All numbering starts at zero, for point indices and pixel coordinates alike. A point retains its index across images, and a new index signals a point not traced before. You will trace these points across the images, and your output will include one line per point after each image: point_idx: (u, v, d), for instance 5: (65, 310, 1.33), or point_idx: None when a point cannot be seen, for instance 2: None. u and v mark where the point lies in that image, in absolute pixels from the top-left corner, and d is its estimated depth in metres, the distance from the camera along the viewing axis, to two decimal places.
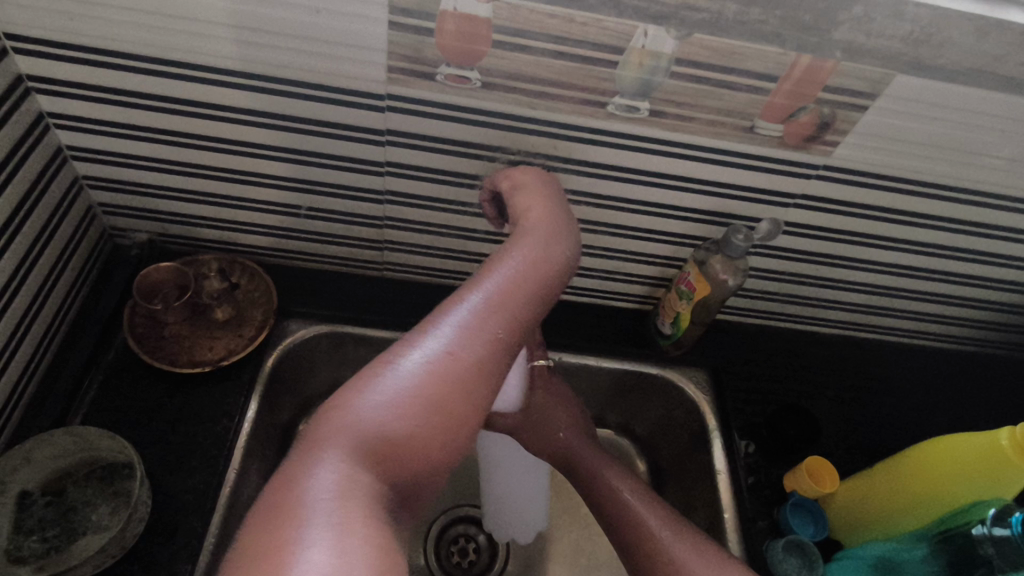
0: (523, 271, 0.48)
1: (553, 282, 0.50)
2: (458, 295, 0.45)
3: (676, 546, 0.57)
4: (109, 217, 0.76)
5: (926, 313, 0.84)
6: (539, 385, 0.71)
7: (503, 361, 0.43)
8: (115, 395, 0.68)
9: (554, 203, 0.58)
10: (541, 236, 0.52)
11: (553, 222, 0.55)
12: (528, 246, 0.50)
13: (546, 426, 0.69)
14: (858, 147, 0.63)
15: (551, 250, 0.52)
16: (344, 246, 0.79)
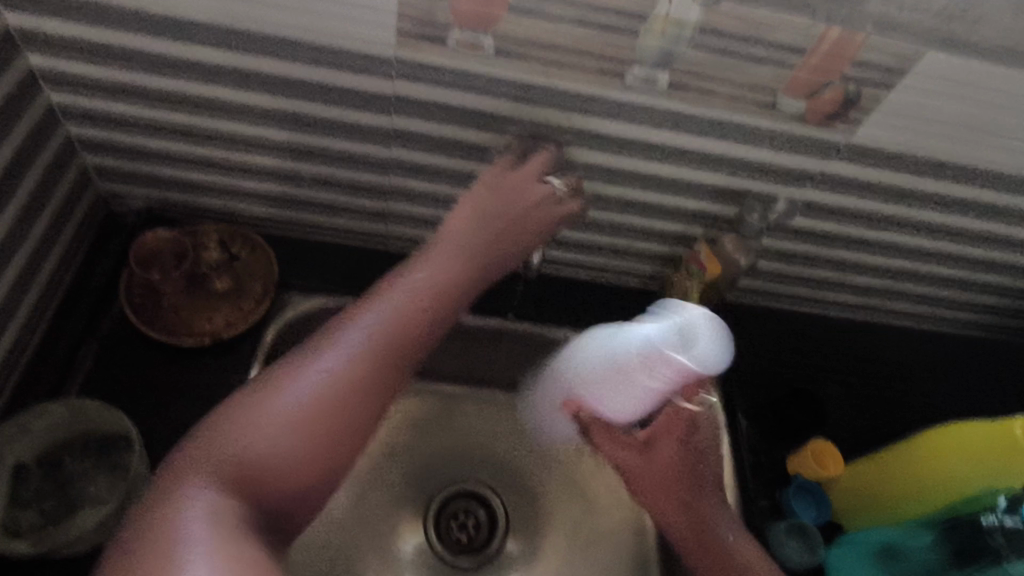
0: (409, 302, 0.52)
1: (446, 310, 0.54)
2: (343, 324, 0.50)
3: None
4: (104, 182, 0.73)
5: (936, 297, 0.83)
6: (671, 432, 0.61)
7: (382, 388, 0.49)
8: (112, 366, 0.67)
9: (506, 216, 0.60)
10: (437, 261, 0.56)
11: (473, 244, 0.58)
12: (419, 273, 0.55)
13: (672, 483, 0.60)
14: (884, 126, 0.61)
15: (448, 278, 0.55)
16: (348, 216, 0.77)
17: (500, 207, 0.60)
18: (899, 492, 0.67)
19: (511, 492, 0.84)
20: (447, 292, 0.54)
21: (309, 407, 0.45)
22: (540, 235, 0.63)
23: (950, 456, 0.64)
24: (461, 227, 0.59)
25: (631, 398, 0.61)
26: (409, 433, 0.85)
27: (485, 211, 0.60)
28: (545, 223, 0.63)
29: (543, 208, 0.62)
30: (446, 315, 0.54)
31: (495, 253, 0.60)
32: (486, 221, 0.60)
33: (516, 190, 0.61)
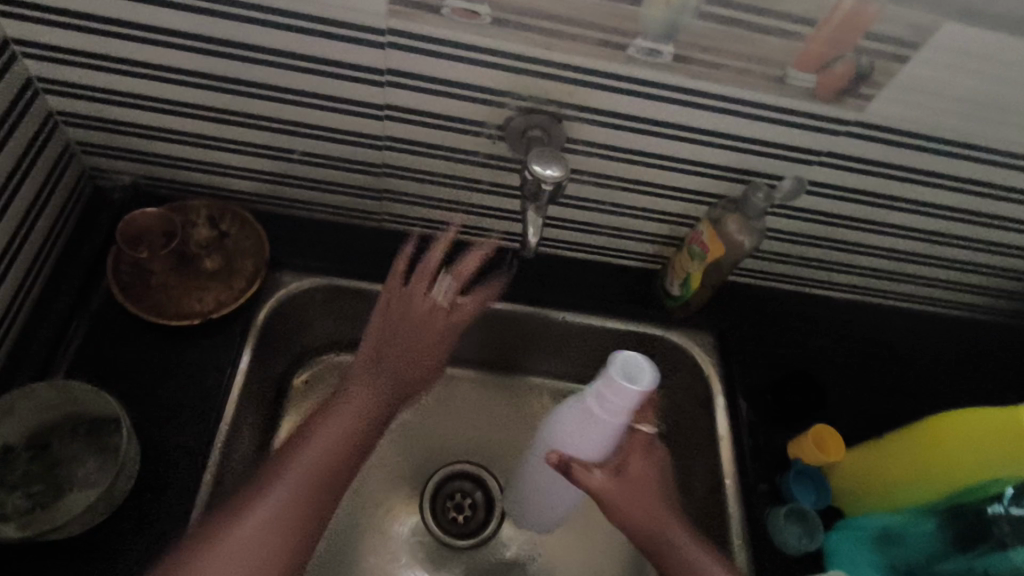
0: (346, 424, 0.60)
1: (375, 425, 0.62)
2: (282, 456, 0.57)
3: None
4: (89, 157, 0.71)
5: (942, 280, 0.81)
6: (636, 452, 0.63)
7: (321, 504, 0.56)
8: (100, 346, 0.65)
9: (416, 329, 0.66)
10: (366, 371, 0.64)
11: (396, 354, 0.65)
12: (348, 391, 0.62)
13: (643, 504, 0.62)
14: (896, 102, 0.59)
15: (377, 395, 0.63)
16: (340, 194, 0.75)
17: (410, 320, 0.66)
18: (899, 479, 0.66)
19: (507, 474, 0.83)
20: (375, 409, 0.62)
21: (262, 530, 0.53)
22: (443, 334, 0.68)
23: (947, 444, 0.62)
24: (383, 340, 0.65)
25: (590, 434, 0.61)
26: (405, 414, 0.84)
27: (404, 327, 0.66)
28: (437, 329, 0.67)
29: (438, 317, 0.67)
30: (374, 426, 0.62)
31: (422, 359, 0.67)
32: (404, 333, 0.66)
33: (414, 300, 0.66)
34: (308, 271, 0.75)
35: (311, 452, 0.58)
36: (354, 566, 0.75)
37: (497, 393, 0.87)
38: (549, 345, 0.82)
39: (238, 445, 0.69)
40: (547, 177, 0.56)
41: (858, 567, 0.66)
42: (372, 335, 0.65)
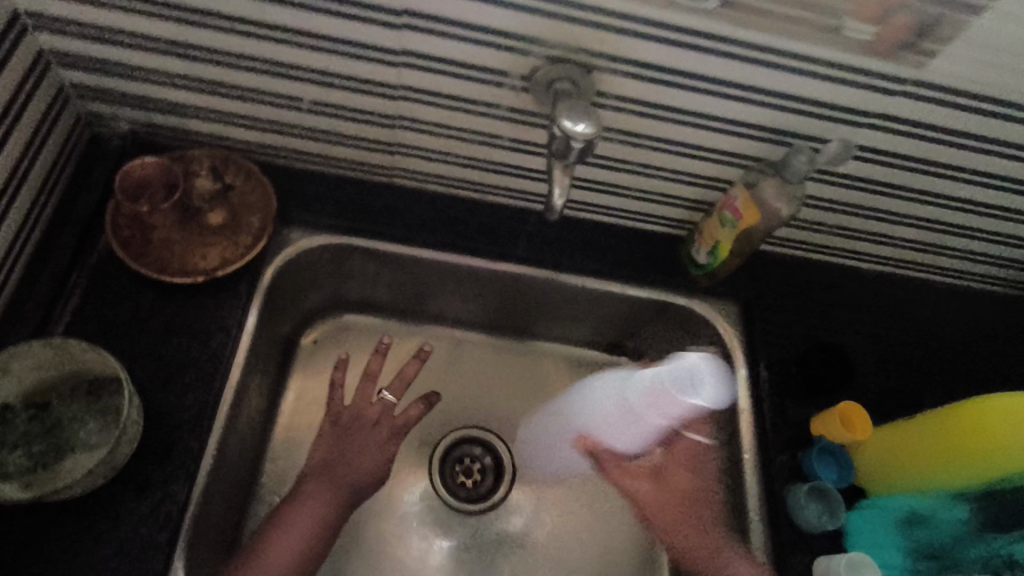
0: (292, 541, 0.62)
1: (318, 540, 0.63)
2: (259, 540, 0.62)
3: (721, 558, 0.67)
4: (85, 101, 0.67)
5: (980, 252, 0.77)
6: (681, 464, 0.74)
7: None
8: (100, 302, 0.63)
9: (359, 451, 0.69)
10: (332, 450, 0.69)
11: (341, 470, 0.67)
12: (316, 471, 0.67)
13: (671, 505, 0.74)
14: (959, 60, 0.53)
15: (323, 509, 0.64)
16: (351, 147, 0.70)
17: (353, 438, 0.70)
18: (922, 469, 0.64)
19: (518, 442, 0.82)
20: (322, 523, 0.64)
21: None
22: (384, 444, 0.71)
23: (969, 437, 0.60)
24: (331, 456, 0.68)
25: (638, 436, 0.76)
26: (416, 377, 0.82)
27: (350, 442, 0.69)
28: (377, 441, 0.70)
29: (377, 439, 0.70)
30: (316, 542, 0.63)
31: (362, 476, 0.68)
32: (347, 454, 0.69)
33: (361, 416, 0.71)
34: (317, 228, 0.71)
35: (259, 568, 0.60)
36: (363, 528, 0.74)
37: (511, 359, 0.84)
38: (566, 310, 0.79)
39: (245, 405, 0.67)
40: (578, 133, 0.51)
41: (879, 545, 0.65)
42: (319, 459, 0.68)
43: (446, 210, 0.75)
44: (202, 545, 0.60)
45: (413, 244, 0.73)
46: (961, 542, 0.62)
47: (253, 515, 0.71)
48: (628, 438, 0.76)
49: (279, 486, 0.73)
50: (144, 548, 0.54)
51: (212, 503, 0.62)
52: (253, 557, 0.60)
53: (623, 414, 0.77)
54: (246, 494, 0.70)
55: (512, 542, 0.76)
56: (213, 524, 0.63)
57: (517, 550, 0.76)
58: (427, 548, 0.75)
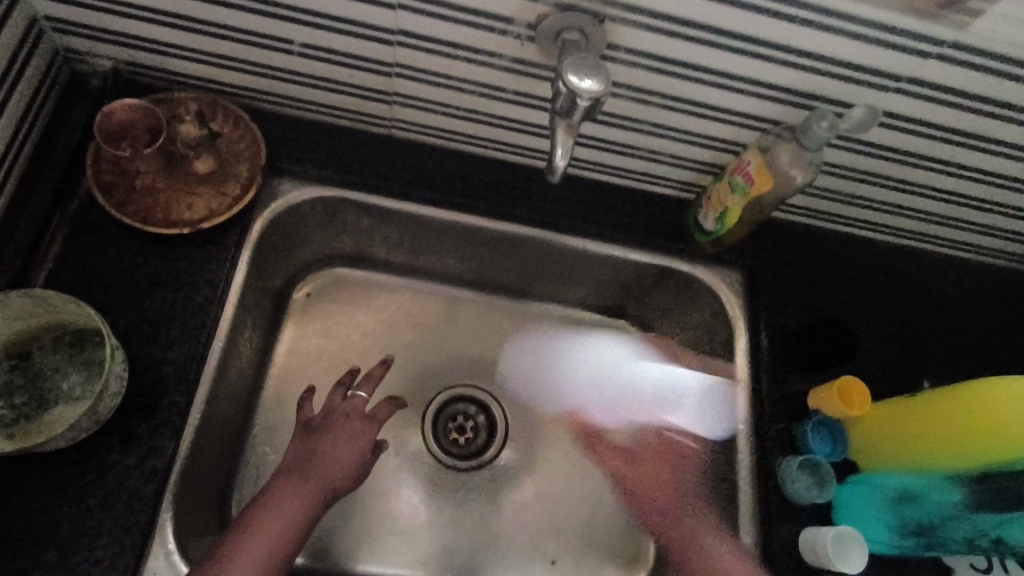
0: (270, 539, 0.57)
1: (294, 540, 0.58)
2: (248, 517, 0.57)
3: (697, 527, 0.68)
4: (61, 35, 0.62)
5: (996, 226, 0.74)
6: (655, 451, 0.76)
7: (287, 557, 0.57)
8: (81, 252, 0.60)
9: (336, 446, 0.65)
10: (319, 436, 0.65)
11: (324, 464, 0.63)
12: (306, 453, 0.64)
13: (659, 480, 0.74)
14: (1006, 19, 0.49)
15: (306, 501, 0.60)
16: (346, 95, 0.67)
17: (329, 431, 0.66)
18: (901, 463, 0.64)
19: (511, 404, 0.81)
20: (308, 508, 0.60)
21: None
22: (363, 435, 0.67)
23: (945, 424, 0.60)
24: (306, 454, 0.63)
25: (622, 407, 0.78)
26: (410, 334, 0.80)
27: (324, 437, 0.65)
28: (352, 432, 0.66)
29: (356, 435, 0.67)
30: (292, 540, 0.58)
31: (342, 474, 0.64)
32: (325, 451, 0.64)
33: (332, 413, 0.67)
34: (307, 178, 0.68)
35: (243, 553, 0.55)
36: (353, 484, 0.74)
37: (506, 319, 0.83)
38: (565, 272, 0.78)
39: (233, 360, 0.66)
40: (584, 90, 0.48)
41: (865, 521, 0.65)
42: (291, 460, 0.63)
43: (444, 164, 0.72)
44: (190, 498, 0.60)
45: (407, 198, 0.70)
46: (951, 522, 0.60)
47: (243, 467, 0.71)
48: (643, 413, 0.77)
49: (270, 439, 0.72)
50: (130, 501, 0.54)
51: (199, 457, 0.61)
52: (232, 550, 0.55)
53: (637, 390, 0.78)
54: (236, 446, 0.70)
55: (501, 500, 0.77)
56: (201, 477, 0.62)
57: (507, 509, 0.76)
58: (418, 504, 0.75)
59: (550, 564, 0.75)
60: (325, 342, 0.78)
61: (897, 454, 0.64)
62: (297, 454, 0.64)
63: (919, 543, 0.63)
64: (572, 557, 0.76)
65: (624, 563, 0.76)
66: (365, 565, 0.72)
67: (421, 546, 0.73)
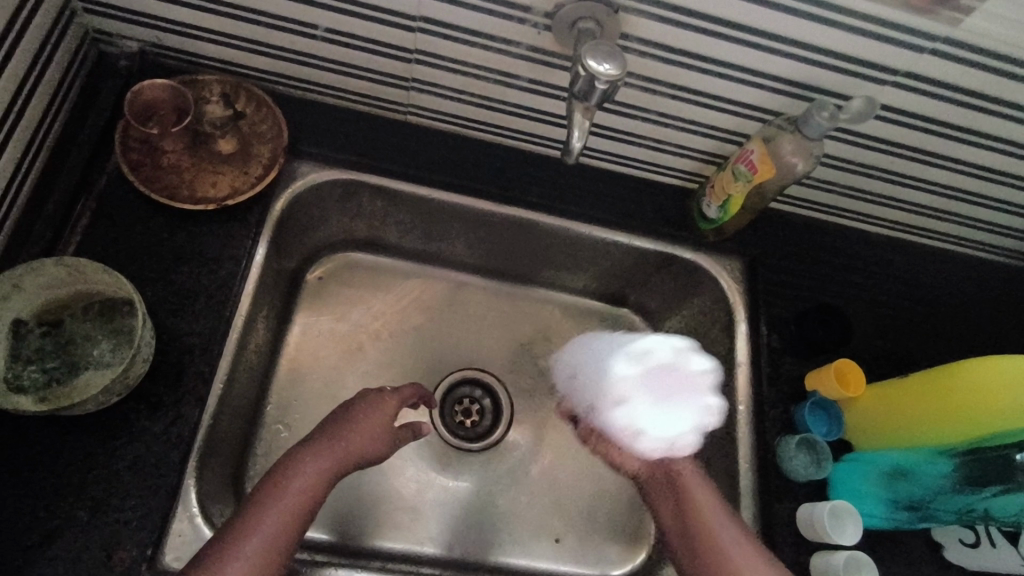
0: (292, 501, 0.56)
1: (314, 504, 0.58)
2: (273, 480, 0.57)
3: (714, 514, 0.60)
4: (92, 17, 0.64)
5: (982, 219, 0.78)
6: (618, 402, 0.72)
7: (304, 520, 0.57)
8: (109, 226, 0.62)
9: (362, 417, 0.64)
10: (351, 411, 0.65)
11: (349, 435, 0.62)
12: (334, 426, 0.63)
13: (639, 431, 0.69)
14: (997, 17, 0.52)
15: (327, 468, 0.60)
16: (367, 80, 0.69)
17: (363, 404, 0.65)
18: (898, 436, 0.66)
19: (516, 385, 0.83)
20: (327, 475, 0.60)
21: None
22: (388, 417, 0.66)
23: (943, 400, 0.63)
24: (336, 425, 0.63)
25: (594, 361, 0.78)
26: (419, 316, 0.83)
27: (346, 407, 0.65)
28: (382, 409, 0.66)
29: (381, 406, 0.66)
30: (310, 504, 0.57)
31: (362, 442, 0.63)
32: (351, 419, 0.64)
33: (370, 392, 0.67)
34: (326, 161, 0.71)
35: (263, 510, 0.55)
36: None
37: (512, 305, 0.85)
38: (572, 258, 0.80)
39: (252, 335, 0.68)
40: (602, 74, 0.50)
41: (860, 493, 0.67)
42: (317, 430, 0.63)
43: (458, 150, 0.74)
44: (210, 466, 0.62)
45: (421, 181, 0.72)
46: (941, 497, 0.63)
47: (257, 442, 0.72)
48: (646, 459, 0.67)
49: (284, 415, 0.74)
50: (157, 464, 0.56)
51: (220, 426, 0.63)
52: (255, 506, 0.55)
53: (628, 398, 0.68)
54: (251, 421, 0.72)
55: (506, 478, 0.79)
56: (221, 446, 0.64)
57: (512, 487, 0.79)
58: (426, 483, 0.77)
59: (554, 542, 0.77)
60: (337, 323, 0.80)
61: (895, 427, 0.66)
62: (327, 426, 0.63)
63: (911, 515, 0.66)
64: (575, 535, 0.78)
65: (625, 540, 0.78)
66: (375, 539, 0.73)
67: (428, 524, 0.75)
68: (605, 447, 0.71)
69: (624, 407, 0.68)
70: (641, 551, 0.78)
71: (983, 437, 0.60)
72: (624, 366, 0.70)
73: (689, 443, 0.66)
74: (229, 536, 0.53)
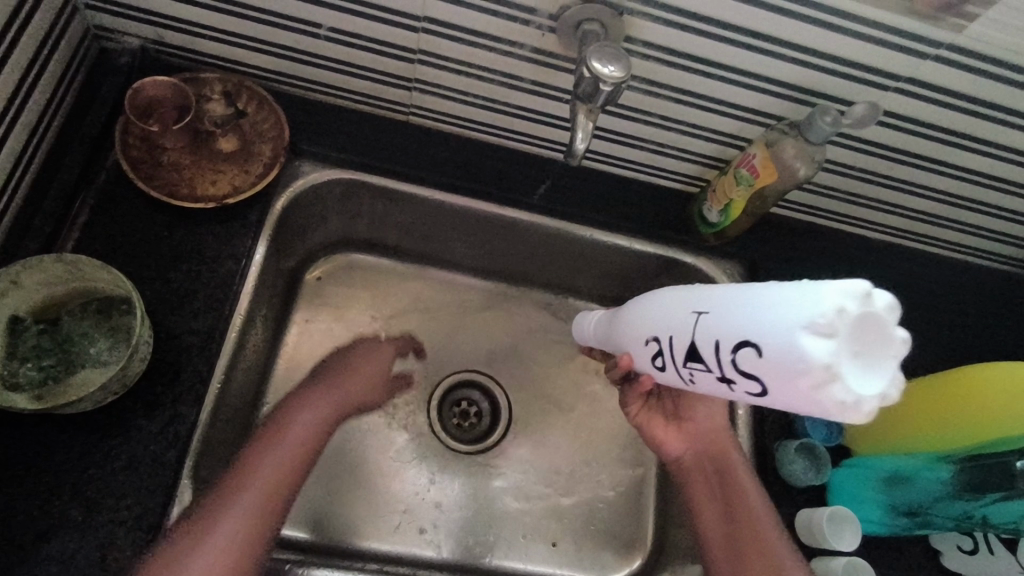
0: (307, 427, 0.62)
1: (326, 432, 0.64)
2: (288, 410, 0.63)
3: (765, 527, 0.61)
4: (94, 13, 0.64)
5: (982, 227, 0.78)
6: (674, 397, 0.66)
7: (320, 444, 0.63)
8: (108, 224, 0.62)
9: (364, 357, 0.71)
10: (354, 352, 0.71)
11: (354, 374, 0.69)
12: (340, 363, 0.70)
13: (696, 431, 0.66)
14: (999, 24, 0.52)
15: (336, 400, 0.66)
16: (370, 80, 0.69)
17: (365, 347, 0.72)
18: (899, 442, 0.66)
19: (514, 388, 0.83)
20: (337, 406, 0.66)
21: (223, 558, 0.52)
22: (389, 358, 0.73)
23: (948, 406, 0.63)
24: (341, 366, 0.69)
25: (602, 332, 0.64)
26: (417, 318, 0.82)
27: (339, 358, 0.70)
28: (383, 353, 0.73)
29: (382, 350, 0.73)
30: (324, 430, 0.64)
31: (368, 379, 0.70)
32: (354, 360, 0.71)
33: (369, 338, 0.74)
34: (326, 161, 0.71)
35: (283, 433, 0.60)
36: (362, 462, 0.75)
37: (511, 308, 0.85)
38: (572, 261, 0.80)
39: (250, 335, 0.68)
40: (607, 76, 0.50)
41: (858, 499, 0.67)
42: (323, 370, 0.69)
43: (459, 152, 0.74)
44: (207, 466, 0.62)
45: (421, 182, 0.72)
46: (940, 504, 0.62)
47: None
48: (789, 402, 0.37)
49: None
50: (154, 463, 0.55)
51: (217, 426, 0.63)
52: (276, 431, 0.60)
53: (815, 336, 0.33)
54: (248, 421, 0.72)
55: (504, 480, 0.79)
56: (217, 446, 0.64)
57: (510, 489, 0.78)
58: (424, 485, 0.77)
59: (550, 545, 0.77)
60: (336, 323, 0.79)
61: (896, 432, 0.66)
62: (333, 365, 0.70)
63: (911, 522, 0.65)
64: (572, 538, 0.78)
65: (622, 544, 0.78)
66: (370, 541, 0.73)
67: (424, 526, 0.75)
68: (701, 363, 0.43)
69: (786, 350, 0.35)
70: (638, 555, 0.78)
71: (985, 444, 0.60)
72: (818, 309, 0.33)
73: (871, 402, 0.34)
74: (251, 459, 0.57)
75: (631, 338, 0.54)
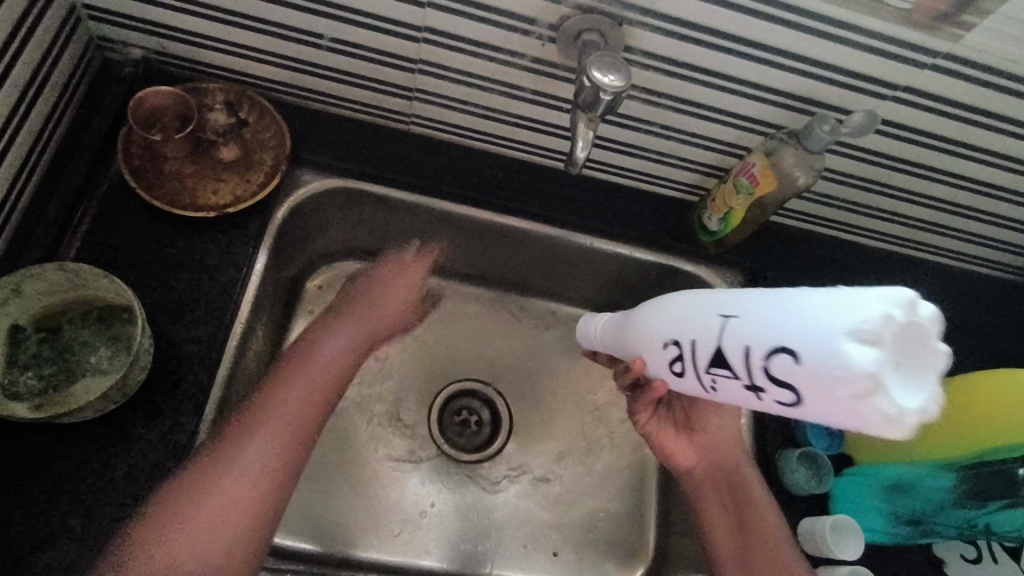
0: (331, 366, 0.63)
1: (350, 368, 0.65)
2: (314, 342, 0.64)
3: (775, 533, 0.61)
4: (97, 24, 0.64)
5: (980, 235, 0.78)
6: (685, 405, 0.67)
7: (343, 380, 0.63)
8: (110, 232, 0.62)
9: (392, 284, 0.71)
10: (381, 278, 0.70)
11: (382, 306, 0.69)
12: (366, 293, 0.69)
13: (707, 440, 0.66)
14: (996, 34, 0.53)
15: (360, 335, 0.67)
16: (371, 90, 0.69)
17: (393, 274, 0.71)
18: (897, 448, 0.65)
19: (515, 397, 0.83)
20: (361, 341, 0.67)
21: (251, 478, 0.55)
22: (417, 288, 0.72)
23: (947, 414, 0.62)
24: (367, 296, 0.69)
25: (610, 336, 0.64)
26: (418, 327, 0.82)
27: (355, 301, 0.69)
28: (411, 279, 0.72)
29: (410, 275, 0.72)
30: (348, 366, 0.64)
31: (395, 310, 0.70)
32: (382, 289, 0.70)
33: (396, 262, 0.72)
34: (327, 170, 0.71)
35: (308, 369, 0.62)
36: (362, 471, 0.75)
37: (512, 316, 0.85)
38: (572, 269, 0.80)
39: (251, 343, 0.68)
40: (607, 85, 0.51)
41: (861, 508, 0.67)
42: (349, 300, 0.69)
43: (460, 161, 0.75)
44: None
45: (422, 190, 0.73)
46: (943, 512, 0.63)
47: None
48: (825, 411, 0.36)
49: None
50: (154, 472, 0.55)
51: None
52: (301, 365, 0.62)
53: (860, 346, 0.33)
54: None
55: (504, 490, 0.78)
56: None
57: (510, 499, 0.78)
58: (424, 495, 0.76)
59: (551, 555, 0.76)
60: None
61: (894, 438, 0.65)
62: (359, 294, 0.69)
63: (913, 530, 0.65)
64: (573, 548, 0.77)
65: (623, 554, 0.78)
66: (370, 551, 0.72)
67: (424, 535, 0.74)
68: (726, 369, 0.42)
69: (827, 357, 0.34)
70: (639, 565, 0.77)
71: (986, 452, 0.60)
72: (864, 315, 0.33)
73: (912, 414, 0.34)
74: (278, 392, 0.59)
75: (640, 345, 0.54)
